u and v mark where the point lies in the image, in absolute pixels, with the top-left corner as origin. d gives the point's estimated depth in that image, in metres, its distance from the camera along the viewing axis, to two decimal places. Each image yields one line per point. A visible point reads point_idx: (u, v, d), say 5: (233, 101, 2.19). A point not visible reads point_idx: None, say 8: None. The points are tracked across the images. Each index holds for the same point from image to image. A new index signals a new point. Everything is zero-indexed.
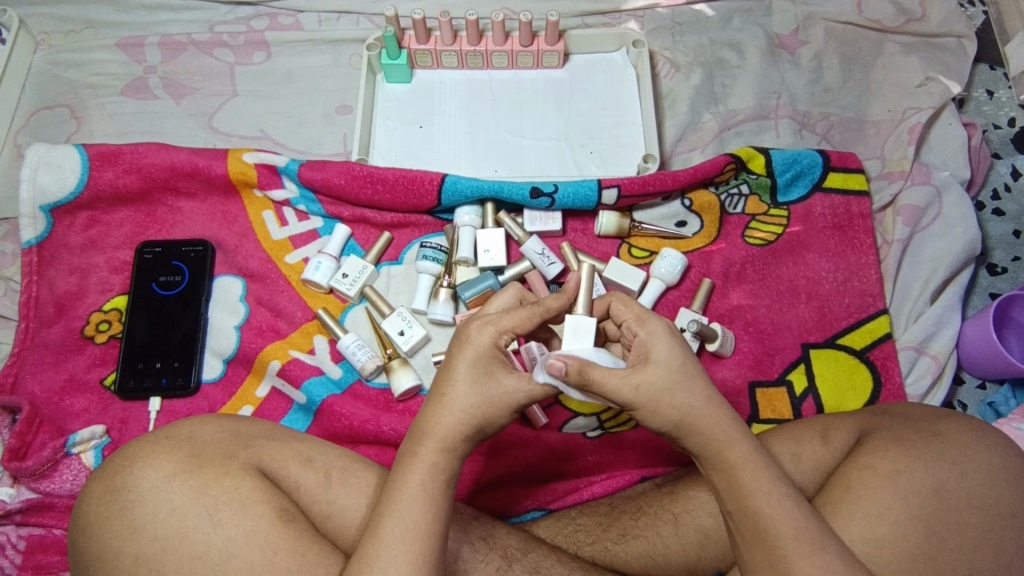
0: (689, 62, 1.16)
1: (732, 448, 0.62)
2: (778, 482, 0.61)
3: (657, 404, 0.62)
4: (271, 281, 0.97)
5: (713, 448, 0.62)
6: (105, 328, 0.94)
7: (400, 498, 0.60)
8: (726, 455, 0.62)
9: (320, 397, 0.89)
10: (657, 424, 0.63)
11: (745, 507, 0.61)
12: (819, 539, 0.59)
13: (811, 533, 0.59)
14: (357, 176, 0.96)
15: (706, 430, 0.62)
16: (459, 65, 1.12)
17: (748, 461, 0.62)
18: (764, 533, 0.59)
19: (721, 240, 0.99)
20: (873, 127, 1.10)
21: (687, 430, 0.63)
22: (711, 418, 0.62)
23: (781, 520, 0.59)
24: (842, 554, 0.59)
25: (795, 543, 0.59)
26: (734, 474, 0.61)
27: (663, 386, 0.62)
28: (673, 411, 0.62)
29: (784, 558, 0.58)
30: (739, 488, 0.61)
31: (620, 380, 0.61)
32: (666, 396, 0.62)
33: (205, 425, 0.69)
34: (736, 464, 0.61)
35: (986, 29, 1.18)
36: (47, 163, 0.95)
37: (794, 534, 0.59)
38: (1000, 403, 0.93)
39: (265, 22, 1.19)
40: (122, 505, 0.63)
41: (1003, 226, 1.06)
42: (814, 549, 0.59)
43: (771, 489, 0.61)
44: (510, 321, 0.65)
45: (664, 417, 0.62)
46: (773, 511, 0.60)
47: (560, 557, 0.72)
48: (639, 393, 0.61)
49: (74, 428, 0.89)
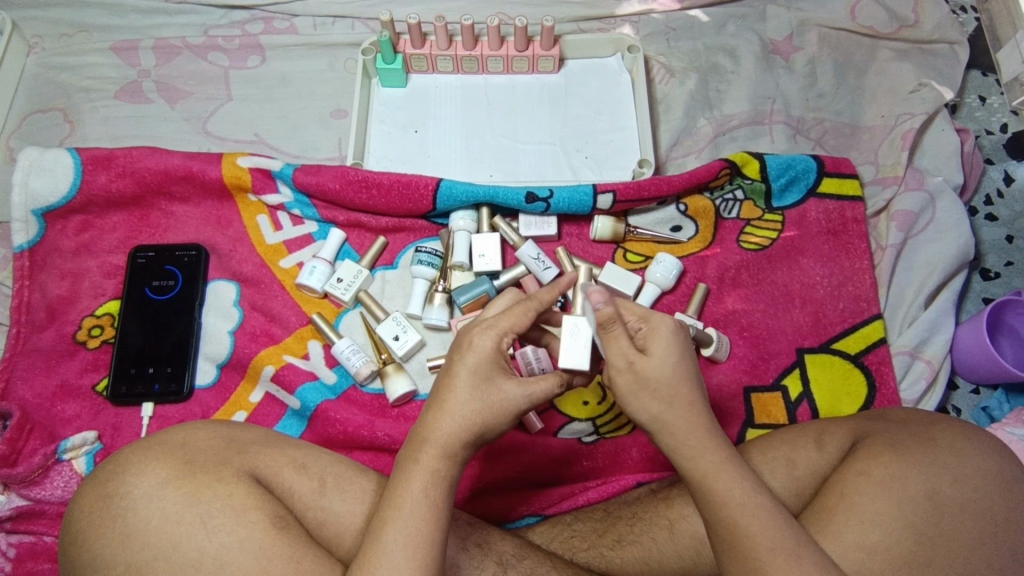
0: (684, 68, 1.16)
1: (704, 455, 0.62)
2: (752, 491, 0.61)
3: (641, 391, 0.63)
4: (266, 285, 0.96)
5: (686, 454, 0.62)
6: (97, 333, 0.94)
7: (400, 505, 0.59)
8: (698, 462, 0.62)
9: (314, 402, 0.89)
10: (634, 410, 0.64)
11: (719, 516, 0.60)
12: (795, 550, 0.58)
13: (788, 544, 0.59)
14: (352, 181, 0.95)
15: (679, 433, 0.63)
16: (455, 70, 1.12)
17: (720, 468, 0.61)
18: (738, 543, 0.59)
19: (716, 245, 0.99)
20: (867, 133, 1.10)
21: (661, 428, 0.63)
22: (683, 421, 0.63)
23: (755, 530, 0.59)
24: (819, 562, 0.58)
25: (771, 553, 0.58)
26: (705, 482, 0.61)
27: (652, 377, 0.63)
28: (653, 403, 0.63)
29: (757, 568, 0.58)
30: (711, 496, 0.61)
31: (620, 352, 0.64)
32: (651, 387, 0.63)
33: (198, 431, 0.69)
34: (707, 471, 0.61)
35: (979, 35, 1.19)
36: (40, 166, 0.94)
37: (767, 543, 0.58)
38: (994, 407, 0.94)
39: (260, 26, 1.19)
40: (114, 512, 0.62)
41: (996, 231, 1.06)
42: (789, 560, 0.58)
43: (746, 497, 0.60)
44: (509, 323, 0.65)
45: (642, 405, 0.63)
46: (746, 520, 0.59)
47: (555, 563, 0.72)
48: (629, 371, 0.63)
49: (66, 433, 0.88)
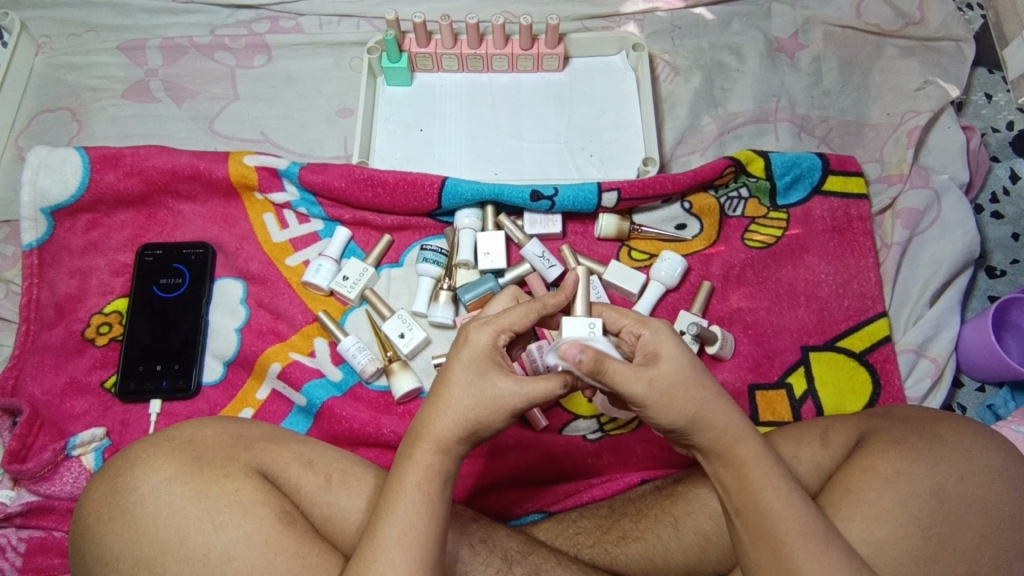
0: (689, 66, 1.16)
1: (743, 442, 0.62)
2: (787, 479, 0.62)
3: (671, 399, 0.62)
4: (272, 283, 0.97)
5: (724, 445, 0.63)
6: (106, 330, 0.95)
7: (396, 501, 0.60)
8: (737, 450, 0.62)
9: (320, 399, 0.90)
10: (670, 420, 0.63)
11: (753, 502, 0.61)
12: (826, 536, 0.60)
13: (818, 530, 0.60)
14: (357, 179, 0.96)
15: (719, 426, 0.62)
16: (460, 69, 1.13)
17: (758, 457, 0.62)
18: (771, 528, 0.60)
19: (720, 243, 0.99)
20: (873, 131, 1.10)
21: (699, 426, 0.63)
22: (721, 416, 0.63)
23: (790, 516, 0.60)
24: (845, 549, 0.59)
25: (803, 538, 0.59)
26: (744, 470, 0.62)
27: (676, 383, 0.62)
28: (688, 404, 0.62)
29: (790, 554, 0.59)
30: (749, 484, 0.61)
31: (633, 375, 0.61)
32: (679, 392, 0.62)
33: (207, 427, 0.69)
34: (747, 459, 0.62)
35: (984, 33, 1.19)
36: (49, 166, 0.95)
37: (800, 528, 0.59)
38: (999, 405, 0.94)
39: (266, 25, 1.19)
40: (124, 506, 0.63)
41: (1002, 228, 1.06)
42: (821, 546, 0.59)
43: (781, 484, 0.61)
44: (507, 319, 0.65)
45: (677, 412, 0.62)
46: (780, 505, 0.60)
47: (560, 559, 0.72)
48: (653, 388, 0.61)
49: (75, 430, 0.89)
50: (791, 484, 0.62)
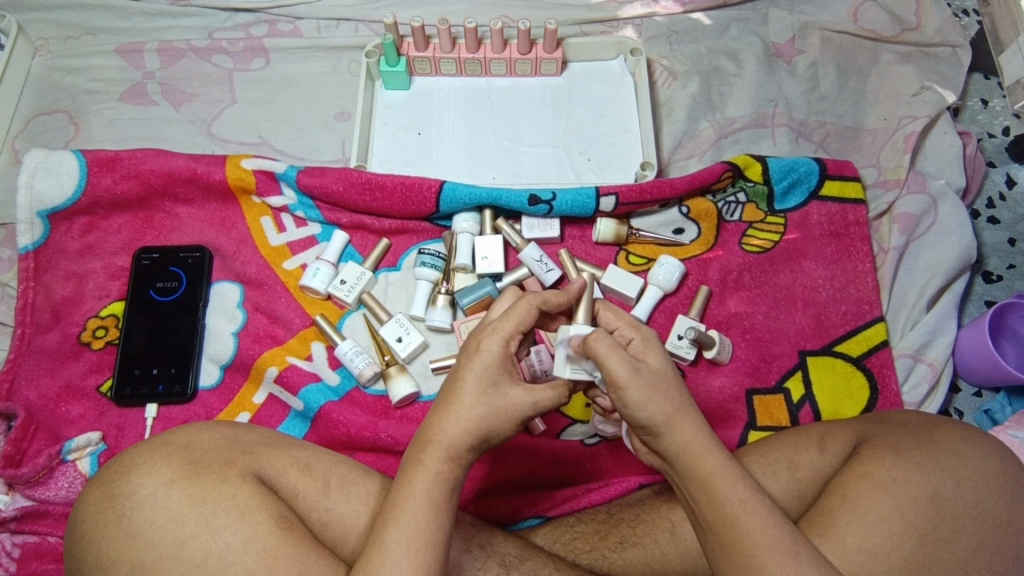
0: (687, 70, 1.16)
1: (708, 455, 0.62)
2: (751, 489, 0.61)
3: (653, 393, 0.62)
4: (269, 287, 0.97)
5: (692, 455, 0.62)
6: (101, 334, 0.94)
7: (403, 505, 0.59)
8: (703, 462, 0.62)
9: (317, 403, 0.89)
10: (646, 416, 0.62)
11: (721, 515, 0.60)
12: (792, 547, 0.59)
13: (784, 539, 0.59)
14: (355, 183, 0.96)
15: (687, 434, 0.62)
16: (458, 73, 1.13)
17: (723, 468, 0.62)
18: (739, 541, 0.59)
19: (718, 247, 0.99)
20: (870, 136, 1.11)
21: (670, 431, 0.62)
22: (688, 423, 0.62)
23: (754, 526, 0.59)
24: (815, 559, 0.59)
25: (770, 549, 0.58)
26: (710, 482, 0.61)
27: (660, 379, 0.63)
28: (666, 403, 0.62)
29: (757, 565, 0.58)
30: (716, 495, 0.61)
31: (622, 361, 0.61)
32: (661, 390, 0.62)
33: (204, 432, 0.69)
34: (712, 471, 0.62)
35: (980, 39, 1.19)
36: (45, 168, 0.95)
37: (765, 539, 0.59)
38: (996, 410, 0.94)
39: (264, 28, 1.19)
40: (119, 512, 0.62)
41: (997, 234, 1.06)
42: (788, 555, 0.58)
43: (746, 496, 0.61)
44: (513, 322, 0.65)
45: (654, 408, 0.61)
46: (746, 517, 0.60)
47: (558, 564, 0.72)
48: (638, 376, 0.61)
49: (70, 434, 0.88)
50: (758, 494, 0.61)
